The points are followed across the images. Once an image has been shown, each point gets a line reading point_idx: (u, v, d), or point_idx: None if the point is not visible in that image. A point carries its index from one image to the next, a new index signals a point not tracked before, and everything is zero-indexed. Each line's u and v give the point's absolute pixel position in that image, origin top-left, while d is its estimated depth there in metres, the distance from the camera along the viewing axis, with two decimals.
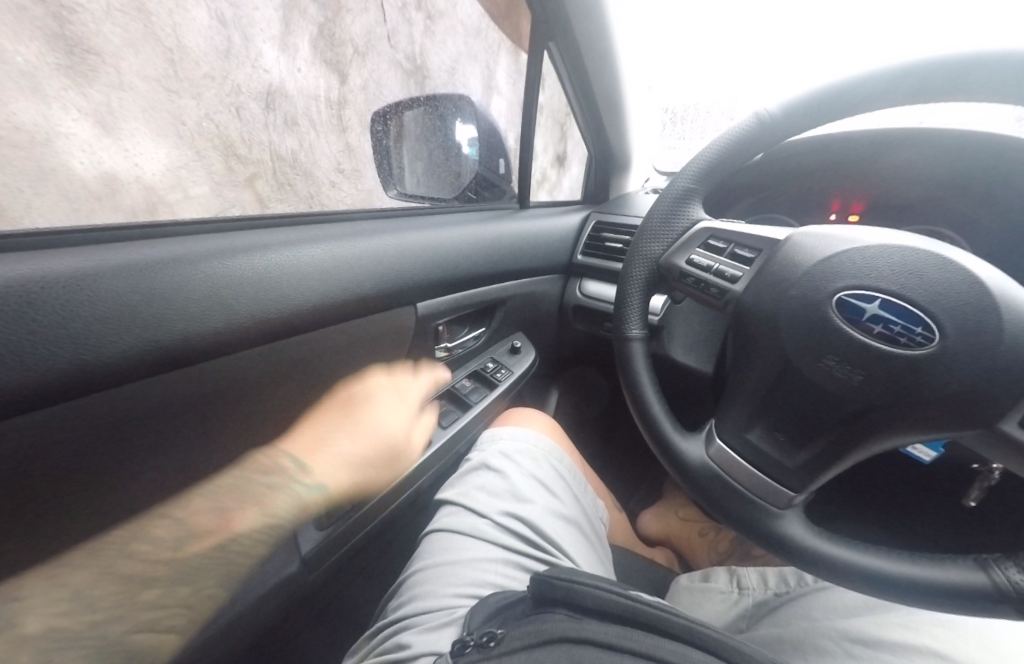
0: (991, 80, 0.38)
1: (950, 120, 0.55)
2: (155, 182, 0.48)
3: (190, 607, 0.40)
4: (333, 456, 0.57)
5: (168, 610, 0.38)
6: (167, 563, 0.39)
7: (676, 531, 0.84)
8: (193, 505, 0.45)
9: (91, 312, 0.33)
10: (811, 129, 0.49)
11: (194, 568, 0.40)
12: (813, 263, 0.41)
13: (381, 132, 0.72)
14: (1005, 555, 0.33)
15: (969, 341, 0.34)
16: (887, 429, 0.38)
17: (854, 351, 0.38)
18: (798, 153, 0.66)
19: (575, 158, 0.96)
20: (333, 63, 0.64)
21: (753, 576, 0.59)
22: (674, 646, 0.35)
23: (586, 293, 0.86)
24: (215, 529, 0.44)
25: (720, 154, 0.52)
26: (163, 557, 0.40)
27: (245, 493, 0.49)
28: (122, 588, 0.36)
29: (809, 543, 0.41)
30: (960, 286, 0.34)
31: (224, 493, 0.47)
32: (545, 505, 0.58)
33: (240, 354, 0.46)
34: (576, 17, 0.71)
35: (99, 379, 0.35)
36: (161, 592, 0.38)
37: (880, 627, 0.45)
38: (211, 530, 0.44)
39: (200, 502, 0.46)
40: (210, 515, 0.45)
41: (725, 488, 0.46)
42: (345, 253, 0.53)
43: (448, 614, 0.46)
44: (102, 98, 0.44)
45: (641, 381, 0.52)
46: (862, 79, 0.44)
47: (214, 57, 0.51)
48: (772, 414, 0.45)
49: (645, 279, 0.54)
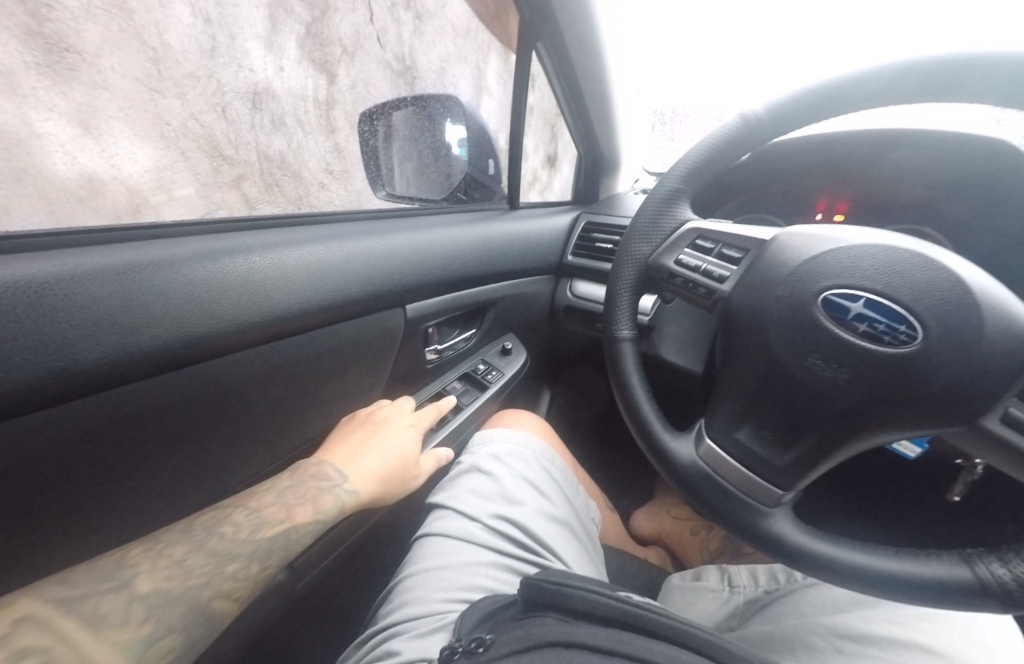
0: (970, 84, 0.38)
1: (932, 122, 0.56)
2: (138, 184, 0.47)
3: (260, 584, 0.43)
4: (373, 459, 0.57)
5: (242, 583, 0.42)
6: (244, 544, 0.43)
7: (668, 530, 0.84)
8: (262, 499, 0.48)
9: (65, 318, 0.33)
10: (795, 131, 0.50)
11: (266, 549, 0.44)
12: (799, 263, 0.41)
13: (369, 133, 0.71)
14: (988, 550, 0.34)
15: (952, 338, 0.34)
16: (873, 427, 0.39)
17: (839, 350, 0.38)
18: (785, 154, 0.66)
19: (566, 159, 0.97)
20: (320, 63, 0.63)
21: (743, 573, 0.59)
22: (662, 646, 0.35)
23: (577, 293, 0.86)
24: (285, 518, 0.47)
25: (707, 155, 0.52)
26: (242, 538, 0.44)
27: (307, 489, 0.51)
28: (209, 567, 0.40)
29: (797, 541, 0.41)
30: (942, 285, 0.34)
31: (285, 489, 0.50)
32: (537, 507, 0.58)
33: (225, 359, 0.45)
34: (565, 19, 0.71)
35: (71, 388, 0.34)
36: (240, 568, 0.42)
37: (868, 622, 0.45)
38: (281, 518, 0.47)
39: (266, 495, 0.49)
40: (277, 506, 0.48)
41: (714, 487, 0.46)
42: (331, 255, 0.52)
43: (438, 619, 0.46)
44: (82, 98, 0.43)
45: (631, 381, 0.52)
46: (848, 80, 0.44)
47: (198, 56, 0.50)
48: (760, 413, 0.45)
49: (634, 280, 0.54)
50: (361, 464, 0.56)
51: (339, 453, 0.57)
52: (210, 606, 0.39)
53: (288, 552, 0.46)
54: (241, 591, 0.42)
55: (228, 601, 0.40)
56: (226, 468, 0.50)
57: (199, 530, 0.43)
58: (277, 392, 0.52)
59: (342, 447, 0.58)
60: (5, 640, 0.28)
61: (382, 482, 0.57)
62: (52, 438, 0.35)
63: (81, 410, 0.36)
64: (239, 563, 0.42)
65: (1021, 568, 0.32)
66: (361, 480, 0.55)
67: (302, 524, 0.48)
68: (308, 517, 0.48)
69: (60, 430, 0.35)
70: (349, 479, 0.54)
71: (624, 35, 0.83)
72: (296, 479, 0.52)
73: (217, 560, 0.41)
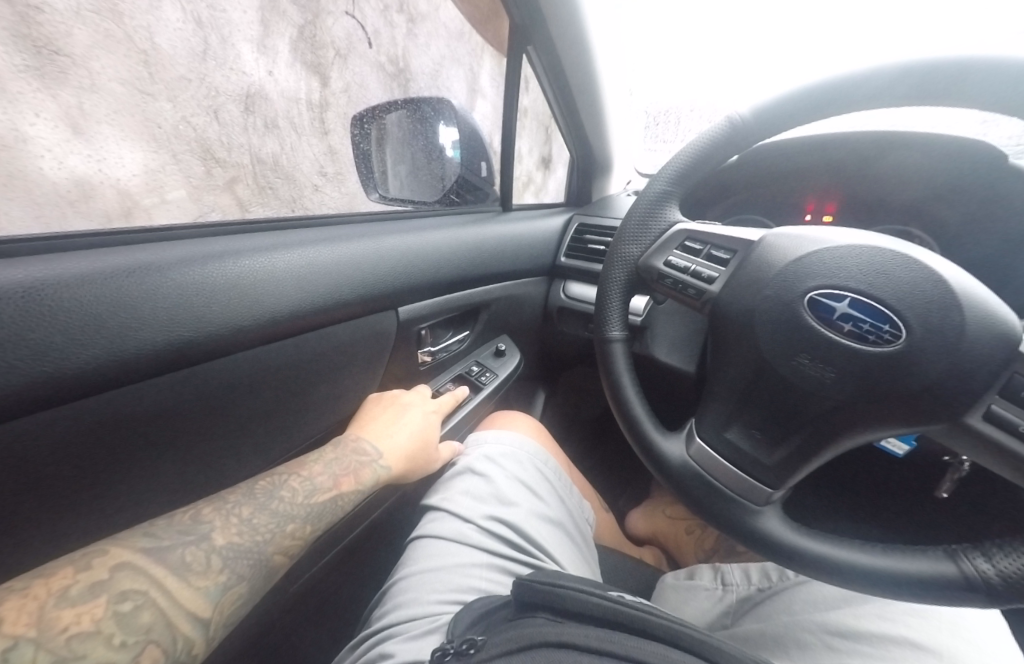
0: (952, 87, 0.39)
1: (919, 123, 0.57)
2: (130, 187, 0.47)
3: (309, 543, 0.47)
4: (402, 438, 0.60)
5: (297, 541, 0.45)
6: (300, 507, 0.47)
7: (664, 530, 0.85)
8: (312, 468, 0.51)
9: (49, 323, 0.32)
10: (780, 134, 0.50)
11: (317, 512, 0.48)
12: (785, 265, 0.42)
13: (361, 137, 0.71)
14: (972, 545, 0.34)
15: (933, 336, 0.35)
16: (858, 425, 0.39)
17: (825, 349, 0.39)
18: (773, 156, 0.67)
19: (559, 160, 0.97)
20: (312, 65, 0.64)
21: (736, 573, 0.59)
22: (654, 645, 0.36)
23: (570, 294, 0.87)
24: (333, 486, 0.51)
25: (695, 157, 0.52)
26: (299, 502, 0.47)
27: (350, 460, 0.54)
28: (271, 526, 0.44)
29: (787, 538, 0.41)
30: (924, 285, 0.35)
31: (331, 460, 0.53)
32: (531, 507, 0.58)
33: (215, 363, 0.45)
34: (554, 22, 0.72)
35: (53, 395, 0.34)
36: (297, 528, 0.46)
37: (857, 618, 0.46)
38: (330, 485, 0.51)
39: (315, 465, 0.52)
40: (326, 474, 0.51)
41: (704, 487, 0.47)
42: (322, 258, 0.52)
43: (431, 622, 0.46)
44: (72, 101, 0.42)
45: (622, 381, 0.53)
46: (833, 84, 0.45)
47: (189, 58, 0.50)
48: (749, 412, 0.46)
49: (624, 282, 0.55)
50: (392, 441, 0.59)
51: (373, 429, 0.60)
52: (271, 560, 0.43)
53: (334, 516, 0.50)
54: (295, 548, 0.45)
55: (284, 556, 0.44)
56: (219, 472, 0.50)
57: (261, 494, 0.46)
58: (269, 396, 0.52)
59: (374, 424, 0.61)
60: (107, 585, 0.33)
61: (410, 460, 0.59)
62: (54, 436, 0.35)
63: (74, 411, 0.36)
64: (295, 523, 0.46)
65: (1004, 563, 0.32)
66: (395, 456, 0.58)
67: (347, 491, 0.51)
68: (352, 487, 0.52)
69: (64, 425, 0.35)
70: (385, 455, 0.57)
71: (615, 38, 0.84)
72: (339, 452, 0.55)
73: (278, 519, 0.45)
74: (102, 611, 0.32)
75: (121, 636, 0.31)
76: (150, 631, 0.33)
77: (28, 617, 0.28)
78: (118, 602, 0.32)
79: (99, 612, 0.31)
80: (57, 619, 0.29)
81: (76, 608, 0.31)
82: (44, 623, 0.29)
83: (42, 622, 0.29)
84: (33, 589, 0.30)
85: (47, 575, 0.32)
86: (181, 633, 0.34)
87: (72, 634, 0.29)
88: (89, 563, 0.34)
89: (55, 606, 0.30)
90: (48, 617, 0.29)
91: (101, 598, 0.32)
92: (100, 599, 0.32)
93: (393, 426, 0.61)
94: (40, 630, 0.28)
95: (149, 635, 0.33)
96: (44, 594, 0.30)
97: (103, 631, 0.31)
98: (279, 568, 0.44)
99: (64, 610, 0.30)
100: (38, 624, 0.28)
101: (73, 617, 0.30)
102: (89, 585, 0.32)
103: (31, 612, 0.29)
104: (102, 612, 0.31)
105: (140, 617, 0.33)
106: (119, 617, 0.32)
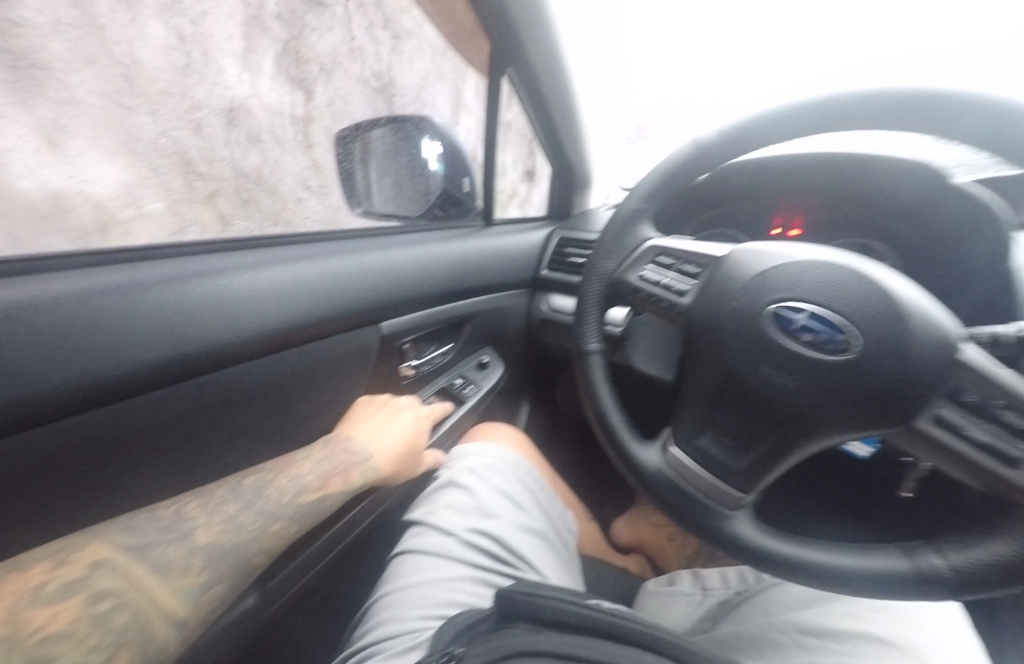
0: (909, 114, 0.42)
1: (875, 144, 0.61)
2: (109, 202, 0.47)
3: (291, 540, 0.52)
4: (392, 437, 0.61)
5: (276, 539, 0.50)
6: (285, 507, 0.51)
7: (648, 536, 0.86)
8: (301, 465, 0.56)
9: (29, 346, 0.32)
10: (745, 154, 0.53)
11: (301, 513, 0.52)
12: (748, 279, 0.44)
13: (345, 156, 0.73)
14: (927, 543, 0.37)
15: (881, 343, 0.37)
16: (820, 430, 0.41)
17: (787, 358, 0.41)
18: (744, 172, 0.70)
19: (542, 174, 1.00)
20: (297, 80, 0.68)
21: (715, 577, 0.61)
22: (627, 649, 0.37)
23: (553, 306, 0.88)
24: (320, 484, 0.55)
25: (664, 175, 0.55)
26: (284, 501, 0.51)
27: (339, 459, 0.58)
28: (255, 524, 0.49)
29: (755, 539, 0.43)
30: (872, 296, 0.37)
31: (320, 458, 0.57)
32: (513, 519, 0.59)
33: (190, 384, 0.44)
34: (533, 46, 0.74)
35: (30, 418, 0.33)
36: (279, 528, 0.51)
37: (826, 616, 0.48)
38: (317, 485, 0.55)
39: (303, 461, 0.56)
40: (314, 473, 0.55)
41: (679, 492, 0.49)
42: (304, 275, 0.53)
43: (415, 636, 0.46)
44: (49, 115, 0.42)
45: (599, 392, 0.54)
46: (797, 107, 0.48)
47: (170, 75, 0.52)
48: (719, 419, 0.48)
49: (601, 295, 0.57)
50: (385, 441, 0.60)
51: (360, 434, 0.61)
52: (250, 561, 0.48)
53: (317, 514, 0.55)
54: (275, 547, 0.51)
55: (265, 555, 0.49)
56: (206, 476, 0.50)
57: (247, 492, 0.50)
58: (250, 412, 0.52)
59: (361, 422, 0.63)
60: (84, 582, 0.37)
61: (400, 462, 0.62)
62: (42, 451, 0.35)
63: (72, 428, 0.36)
64: (279, 524, 0.51)
65: (956, 557, 0.34)
66: (382, 457, 0.60)
67: (334, 491, 0.56)
68: (339, 487, 0.56)
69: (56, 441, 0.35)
70: (374, 456, 0.60)
71: (593, 60, 0.88)
72: (329, 449, 0.59)
73: (262, 518, 0.50)
74: (77, 611, 0.36)
75: (98, 635, 0.36)
76: (125, 629, 0.37)
77: (7, 615, 0.32)
78: (93, 602, 0.37)
79: (71, 613, 0.35)
80: (32, 619, 0.33)
81: (52, 607, 0.35)
82: (18, 622, 0.32)
83: (18, 621, 0.32)
84: (12, 584, 0.33)
85: (25, 569, 0.35)
86: (158, 631, 0.39)
87: (48, 633, 0.33)
88: (68, 557, 0.37)
89: (33, 603, 0.34)
90: (23, 616, 0.33)
91: (75, 597, 0.36)
92: (74, 599, 0.36)
93: (382, 430, 0.61)
94: (17, 627, 0.32)
95: (124, 633, 0.37)
96: (22, 590, 0.34)
97: (80, 630, 0.35)
98: (258, 565, 0.49)
99: (40, 609, 0.34)
100: (14, 622, 0.32)
101: (47, 617, 0.34)
102: (65, 581, 0.36)
103: (9, 610, 0.32)
104: (76, 613, 0.36)
105: (115, 616, 0.38)
106: (93, 615, 0.37)
